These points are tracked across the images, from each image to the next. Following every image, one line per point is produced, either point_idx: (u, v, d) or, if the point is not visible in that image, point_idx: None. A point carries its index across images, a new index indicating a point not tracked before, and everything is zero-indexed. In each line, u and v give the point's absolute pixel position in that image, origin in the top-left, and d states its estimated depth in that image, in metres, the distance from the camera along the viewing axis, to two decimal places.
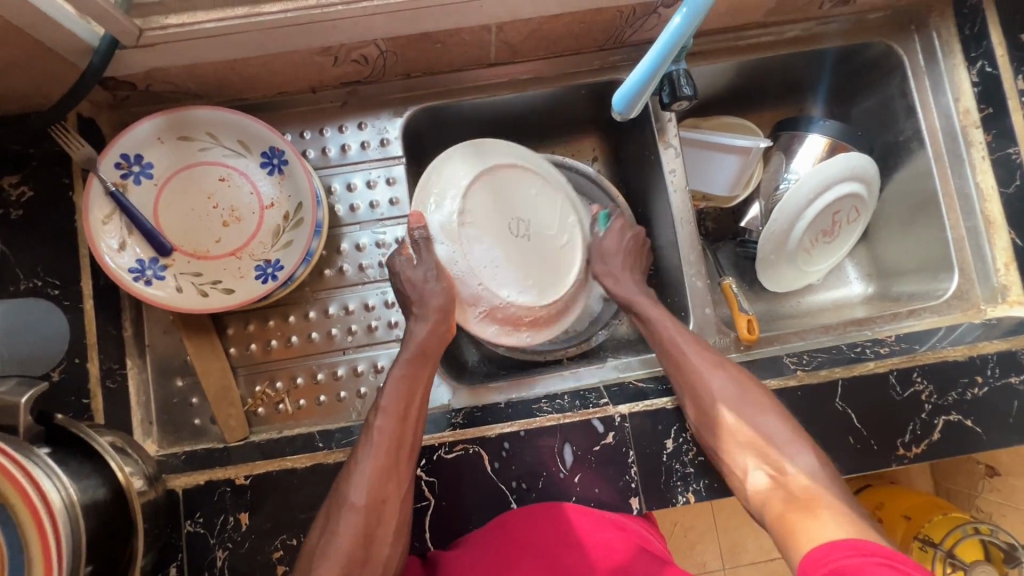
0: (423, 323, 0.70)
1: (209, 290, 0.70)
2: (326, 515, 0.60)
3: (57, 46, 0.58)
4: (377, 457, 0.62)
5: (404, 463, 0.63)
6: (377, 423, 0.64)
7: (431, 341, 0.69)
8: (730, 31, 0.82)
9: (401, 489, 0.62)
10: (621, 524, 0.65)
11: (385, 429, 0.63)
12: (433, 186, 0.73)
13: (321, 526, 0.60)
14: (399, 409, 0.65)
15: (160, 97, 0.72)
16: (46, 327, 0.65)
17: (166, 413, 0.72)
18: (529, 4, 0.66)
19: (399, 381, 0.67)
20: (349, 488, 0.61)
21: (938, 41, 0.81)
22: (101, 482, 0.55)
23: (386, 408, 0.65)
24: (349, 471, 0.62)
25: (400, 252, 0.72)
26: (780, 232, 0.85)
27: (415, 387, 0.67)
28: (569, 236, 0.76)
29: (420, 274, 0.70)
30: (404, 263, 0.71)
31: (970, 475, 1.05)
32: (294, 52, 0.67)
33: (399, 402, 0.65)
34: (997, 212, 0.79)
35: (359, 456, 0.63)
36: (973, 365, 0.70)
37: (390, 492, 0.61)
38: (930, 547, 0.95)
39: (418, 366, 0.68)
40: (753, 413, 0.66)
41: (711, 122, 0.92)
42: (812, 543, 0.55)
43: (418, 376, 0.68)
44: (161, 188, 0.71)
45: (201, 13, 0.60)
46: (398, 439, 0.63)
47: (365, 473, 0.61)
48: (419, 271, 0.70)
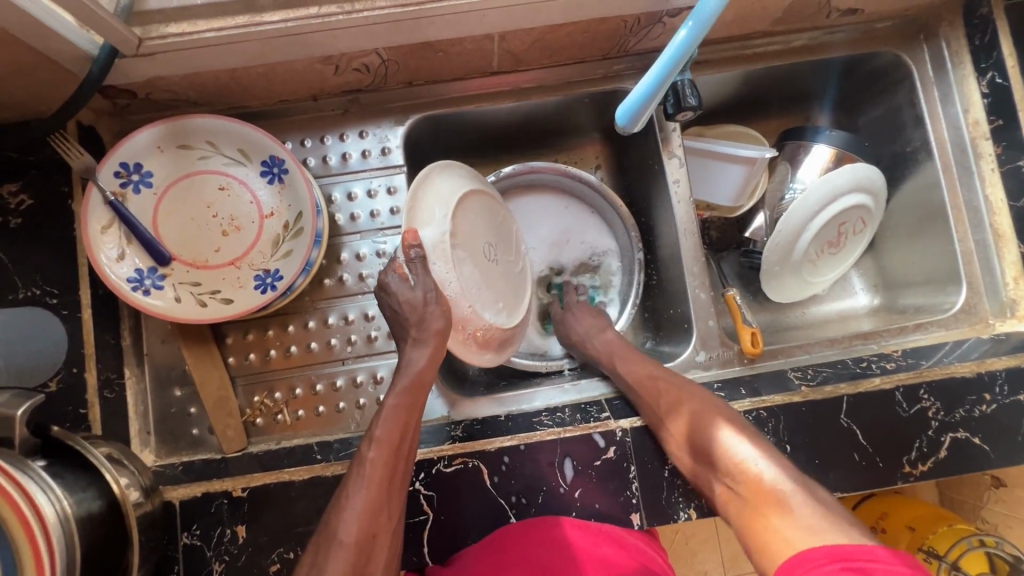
0: (420, 350, 0.64)
1: (208, 299, 0.70)
2: (315, 549, 0.57)
3: (55, 55, 0.57)
4: (370, 490, 0.58)
5: (396, 497, 0.60)
6: (370, 455, 0.60)
7: (427, 370, 0.64)
8: (736, 40, 0.81)
9: (392, 525, 0.59)
10: (618, 539, 0.64)
11: (378, 461, 0.60)
12: (422, 196, 0.65)
13: (309, 561, 0.57)
14: (393, 441, 0.62)
15: (161, 105, 0.72)
16: (43, 339, 0.65)
17: (163, 423, 0.71)
18: (532, 13, 0.65)
19: (393, 412, 0.63)
20: (340, 524, 0.57)
21: (948, 50, 0.80)
22: (96, 495, 0.55)
23: (379, 439, 0.62)
24: (340, 503, 0.58)
25: (394, 270, 0.65)
26: (785, 244, 0.84)
27: (410, 418, 0.64)
28: (523, 264, 0.75)
29: (417, 295, 0.63)
30: (400, 286, 0.64)
31: (976, 486, 1.03)
32: (295, 61, 0.67)
33: (394, 432, 0.62)
34: (1006, 225, 0.77)
35: (351, 488, 0.59)
36: (982, 381, 0.69)
37: (381, 527, 0.58)
38: (934, 559, 0.94)
39: (413, 396, 0.64)
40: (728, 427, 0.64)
41: (716, 131, 0.91)
42: (789, 550, 0.53)
43: (413, 407, 0.64)
44: (161, 197, 0.70)
45: (200, 22, 0.59)
46: (390, 473, 0.60)
47: (357, 507, 0.57)
48: (415, 292, 0.63)
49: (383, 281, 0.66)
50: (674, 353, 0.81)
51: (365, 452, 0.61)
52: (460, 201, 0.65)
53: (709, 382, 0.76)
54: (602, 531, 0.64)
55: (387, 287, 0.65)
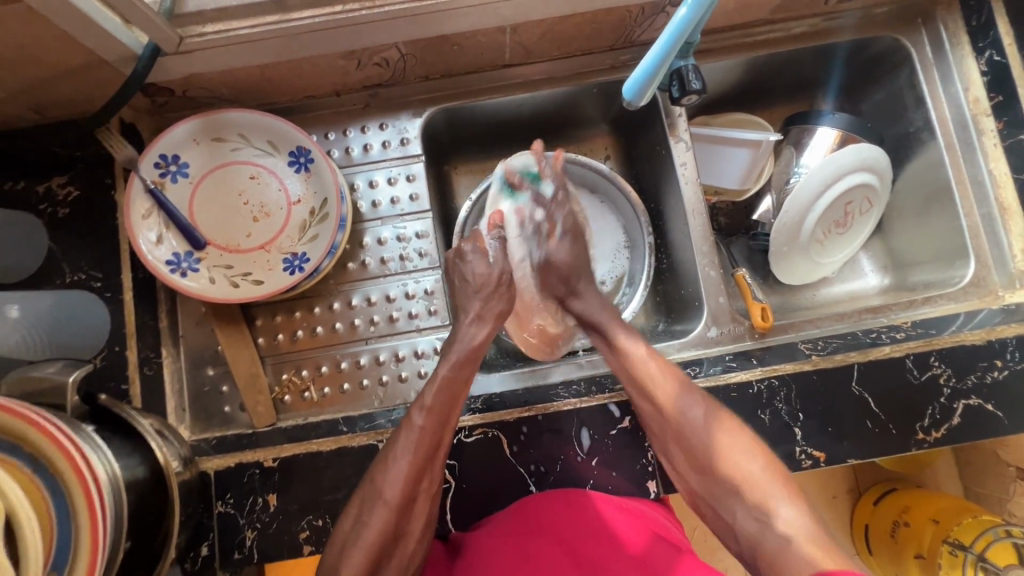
0: (479, 328, 0.72)
1: (240, 281, 0.74)
2: (361, 503, 0.62)
3: (105, 53, 0.62)
4: (416, 456, 0.62)
5: (438, 464, 0.64)
6: (419, 422, 0.64)
7: (480, 346, 0.71)
8: (737, 29, 0.84)
9: (432, 489, 0.63)
10: (640, 512, 0.65)
11: (425, 429, 0.64)
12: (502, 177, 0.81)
13: (353, 516, 0.61)
14: (443, 409, 0.65)
15: (196, 102, 0.77)
16: (91, 317, 0.69)
17: (198, 401, 0.75)
18: (541, 5, 0.70)
19: (443, 382, 0.67)
20: (385, 484, 0.61)
21: (946, 32, 0.83)
22: (140, 461, 0.58)
23: (429, 407, 0.65)
24: (385, 465, 0.62)
25: (473, 243, 0.76)
26: (791, 224, 0.86)
27: (458, 389, 0.67)
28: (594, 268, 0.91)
29: (491, 273, 0.75)
30: (477, 260, 0.75)
31: (1004, 480, 1.02)
32: (320, 56, 0.72)
33: (443, 403, 0.66)
34: (1011, 198, 0.79)
35: (396, 451, 0.63)
36: (992, 348, 0.71)
37: (421, 491, 0.62)
38: (960, 551, 0.94)
39: (464, 370, 0.69)
40: (726, 450, 0.62)
41: (721, 119, 0.94)
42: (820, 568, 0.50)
43: (461, 378, 0.68)
44: (196, 186, 0.75)
45: (235, 22, 0.65)
46: (436, 440, 0.64)
47: (403, 470, 0.61)
48: (492, 269, 0.75)
49: (461, 249, 0.76)
50: (686, 330, 0.83)
51: (413, 417, 0.65)
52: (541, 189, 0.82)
53: (721, 355, 0.77)
54: (624, 504, 0.66)
55: (463, 257, 0.76)
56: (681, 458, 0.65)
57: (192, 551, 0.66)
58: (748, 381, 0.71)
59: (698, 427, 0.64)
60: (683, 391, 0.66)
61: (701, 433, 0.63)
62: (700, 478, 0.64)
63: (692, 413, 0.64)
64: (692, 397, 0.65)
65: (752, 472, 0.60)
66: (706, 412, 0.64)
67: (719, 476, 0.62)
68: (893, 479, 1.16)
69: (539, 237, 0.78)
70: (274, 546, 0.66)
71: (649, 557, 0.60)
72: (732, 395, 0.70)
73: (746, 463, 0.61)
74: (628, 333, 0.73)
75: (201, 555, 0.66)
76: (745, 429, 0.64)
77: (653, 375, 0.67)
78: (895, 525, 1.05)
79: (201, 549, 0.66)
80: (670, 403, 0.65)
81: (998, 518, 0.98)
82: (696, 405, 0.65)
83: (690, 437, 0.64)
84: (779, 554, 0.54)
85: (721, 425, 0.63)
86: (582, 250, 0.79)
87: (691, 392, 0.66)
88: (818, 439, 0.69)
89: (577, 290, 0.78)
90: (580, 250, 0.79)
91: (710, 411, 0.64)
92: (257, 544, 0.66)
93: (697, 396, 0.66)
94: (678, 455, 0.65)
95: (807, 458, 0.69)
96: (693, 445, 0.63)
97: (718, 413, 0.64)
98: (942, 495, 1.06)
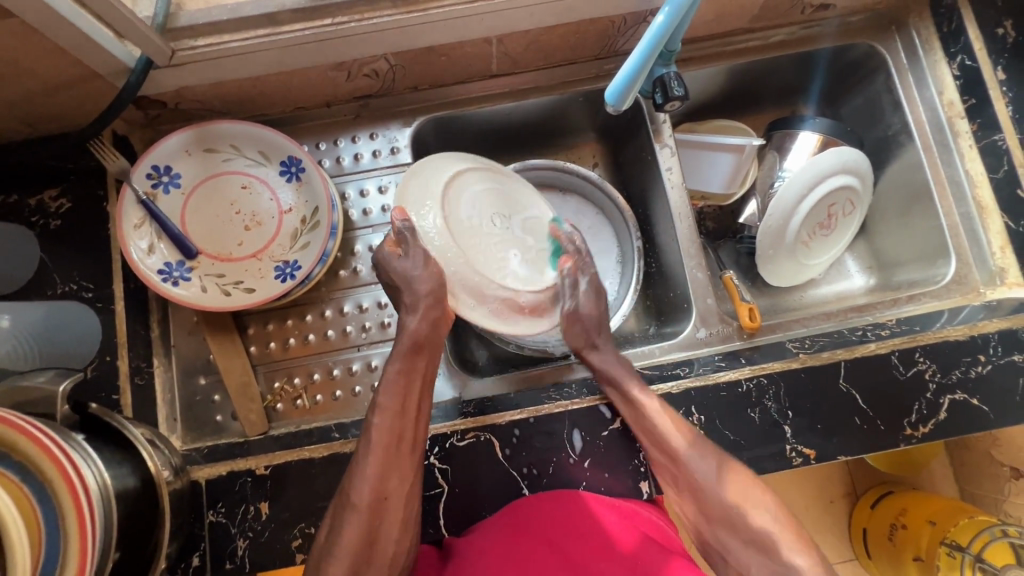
0: (415, 315, 0.68)
1: (231, 289, 0.75)
2: (333, 513, 0.61)
3: (98, 67, 0.63)
4: (377, 457, 0.62)
5: (404, 460, 0.63)
6: (377, 421, 0.64)
7: (426, 332, 0.68)
8: (717, 38, 0.87)
9: (403, 487, 0.63)
10: (631, 512, 0.67)
11: (383, 427, 0.63)
12: (421, 176, 0.68)
13: (327, 526, 0.61)
14: (399, 404, 0.65)
15: (190, 115, 0.78)
16: (80, 327, 0.68)
17: (190, 411, 0.75)
18: (526, 16, 0.72)
19: (396, 378, 0.66)
20: (352, 489, 0.61)
21: (918, 39, 0.86)
22: (130, 471, 0.58)
23: (384, 405, 0.65)
24: (353, 469, 0.62)
25: (386, 245, 0.70)
26: (775, 228, 0.87)
27: (412, 383, 0.67)
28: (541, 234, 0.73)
29: (411, 263, 0.67)
30: (393, 257, 0.68)
31: (998, 481, 1.03)
32: (312, 68, 0.73)
33: (398, 398, 0.65)
34: (988, 196, 0.81)
35: (360, 455, 0.63)
36: (975, 344, 0.72)
37: (392, 489, 0.62)
38: (957, 552, 0.94)
39: (416, 359, 0.68)
40: (741, 503, 0.62)
41: (706, 126, 0.96)
42: None
43: (417, 370, 0.68)
44: (188, 197, 0.76)
45: (227, 34, 0.66)
46: (397, 436, 0.63)
47: (368, 473, 0.61)
48: (410, 259, 0.67)
49: (382, 253, 0.70)
50: (675, 331, 0.84)
51: (371, 419, 0.64)
52: (448, 181, 0.68)
53: (711, 356, 0.78)
54: (616, 503, 0.67)
55: (382, 261, 0.69)
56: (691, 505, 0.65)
57: (182, 562, 0.65)
58: (737, 380, 0.71)
59: (710, 482, 0.63)
60: (688, 437, 0.65)
61: (711, 485, 0.63)
62: (706, 521, 0.64)
63: (705, 469, 0.63)
64: (704, 453, 0.64)
65: (765, 528, 0.60)
66: (718, 466, 0.63)
67: (732, 525, 0.62)
68: (891, 481, 1.15)
69: (574, 284, 0.72)
70: (267, 555, 0.66)
71: (640, 556, 0.61)
72: (722, 394, 0.71)
73: (759, 514, 0.61)
74: (641, 389, 0.69)
75: (192, 565, 0.65)
76: (755, 478, 0.63)
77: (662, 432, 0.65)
78: (892, 527, 1.05)
79: (192, 559, 0.65)
80: (684, 461, 0.64)
81: (994, 518, 0.98)
82: (708, 460, 0.64)
83: (705, 492, 0.63)
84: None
85: (732, 479, 0.63)
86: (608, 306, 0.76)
87: (702, 444, 0.65)
88: (808, 436, 0.70)
89: (598, 343, 0.74)
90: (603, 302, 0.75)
91: (723, 463, 0.64)
92: (249, 553, 0.66)
93: (710, 450, 0.65)
94: (690, 503, 0.65)
95: (799, 455, 0.69)
96: (705, 494, 0.63)
97: (727, 464, 0.64)
98: (940, 498, 1.06)
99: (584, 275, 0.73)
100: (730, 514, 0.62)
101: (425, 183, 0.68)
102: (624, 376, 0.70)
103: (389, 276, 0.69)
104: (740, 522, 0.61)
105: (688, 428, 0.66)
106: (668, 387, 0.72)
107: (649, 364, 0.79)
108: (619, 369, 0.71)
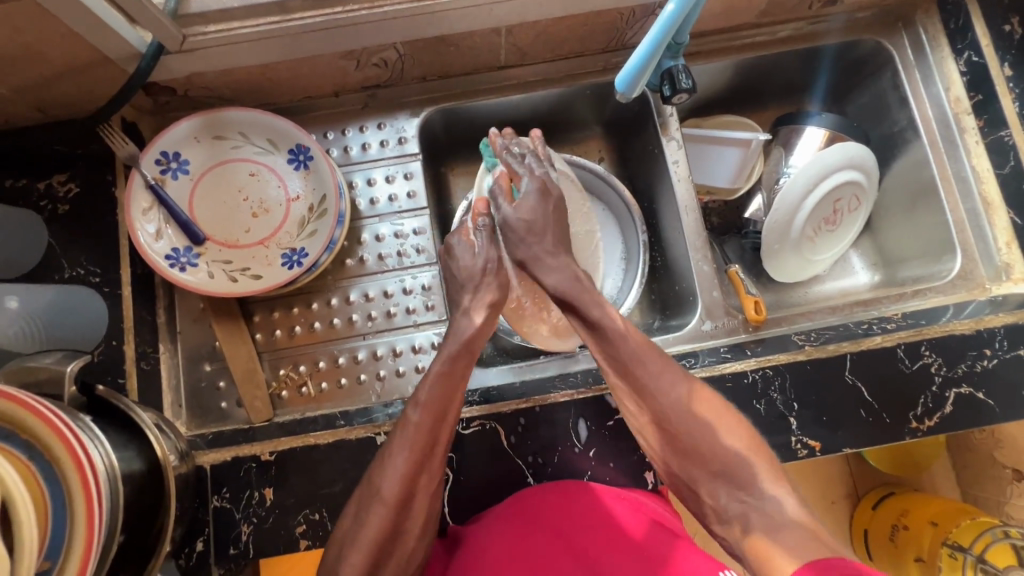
0: (470, 319, 0.71)
1: (239, 276, 0.75)
2: (358, 505, 0.61)
3: (110, 51, 0.63)
4: (413, 453, 0.61)
5: (435, 460, 0.63)
6: (415, 418, 0.63)
7: (475, 338, 0.70)
8: (725, 32, 0.87)
9: (429, 487, 0.63)
10: (640, 503, 0.65)
11: (422, 426, 0.63)
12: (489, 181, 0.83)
13: (351, 516, 0.61)
14: (439, 404, 0.64)
15: (198, 102, 0.79)
16: (88, 311, 0.68)
17: (194, 397, 0.75)
18: (536, 6, 0.72)
19: (439, 378, 0.66)
20: (382, 483, 0.60)
21: (925, 35, 0.86)
22: (137, 454, 0.57)
23: (424, 404, 0.64)
24: (384, 462, 0.62)
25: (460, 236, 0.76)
26: (782, 222, 0.87)
27: (455, 385, 0.66)
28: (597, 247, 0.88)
29: (477, 263, 0.74)
30: (464, 250, 0.75)
31: (1001, 483, 1.02)
32: (321, 56, 0.73)
33: (439, 398, 0.65)
34: (994, 193, 0.81)
35: (394, 450, 0.62)
36: (981, 338, 0.72)
37: (419, 489, 0.62)
38: (959, 552, 0.94)
39: (459, 363, 0.68)
40: (711, 432, 0.61)
41: (712, 121, 0.96)
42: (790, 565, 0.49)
43: (457, 373, 0.67)
44: (196, 183, 0.77)
45: (238, 21, 0.67)
46: (433, 437, 0.63)
47: (401, 467, 0.60)
48: (478, 259, 0.74)
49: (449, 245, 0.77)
50: (681, 324, 0.83)
51: (410, 416, 0.64)
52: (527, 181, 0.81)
53: (716, 347, 0.78)
54: (624, 495, 0.66)
55: (452, 252, 0.76)
56: (657, 436, 0.64)
57: (186, 547, 0.65)
58: (743, 371, 0.71)
59: (681, 408, 0.62)
60: (652, 356, 0.65)
61: (682, 409, 0.62)
62: (679, 462, 0.62)
63: (672, 390, 0.63)
64: (674, 377, 0.64)
65: None
66: (689, 390, 0.63)
67: (703, 459, 0.61)
68: (892, 482, 1.15)
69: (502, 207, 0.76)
70: (271, 540, 0.66)
71: (649, 547, 0.60)
72: (728, 384, 0.71)
73: (727, 439, 0.60)
74: (607, 312, 0.68)
75: (196, 551, 0.65)
76: (729, 410, 0.63)
77: (631, 350, 0.65)
78: (894, 528, 1.05)
79: (196, 545, 0.65)
80: (651, 386, 0.63)
81: (996, 519, 0.98)
82: (676, 382, 0.63)
83: (671, 418, 0.62)
84: (768, 540, 0.53)
85: (705, 405, 0.62)
86: (550, 212, 0.75)
87: (673, 370, 0.64)
88: (813, 428, 0.70)
89: (539, 254, 0.73)
90: (547, 209, 0.74)
91: (693, 389, 0.63)
92: (253, 538, 0.66)
93: (680, 374, 0.64)
94: (657, 435, 0.64)
95: (804, 447, 0.69)
96: (674, 425, 0.62)
97: (700, 389, 0.64)
98: (941, 499, 1.06)
99: (521, 182, 0.76)
100: (693, 440, 0.61)
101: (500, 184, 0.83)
102: (578, 298, 0.69)
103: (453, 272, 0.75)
104: (707, 450, 0.61)
105: (656, 351, 0.66)
106: None
107: None
108: (573, 288, 0.70)
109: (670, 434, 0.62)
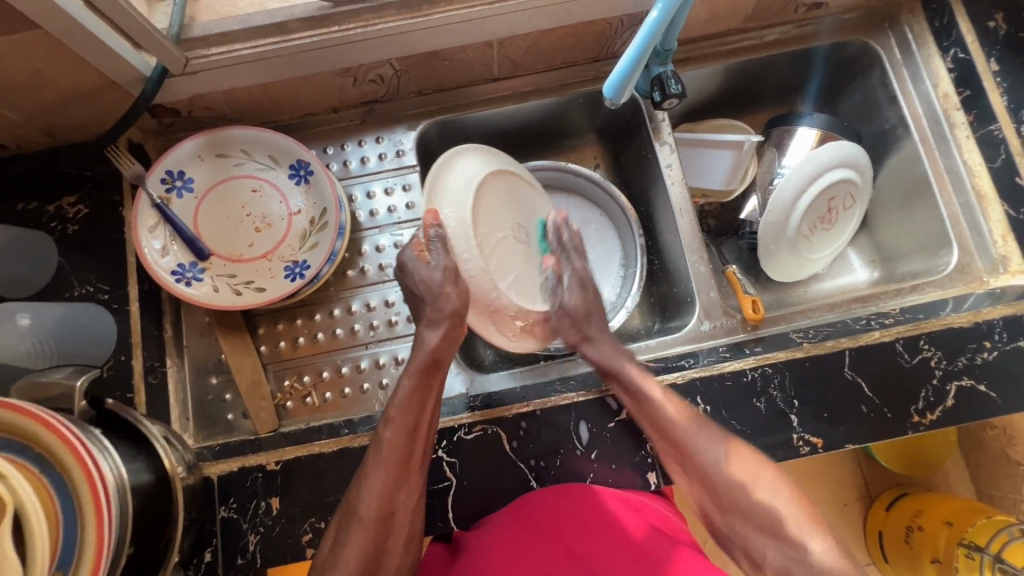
0: (433, 330, 0.70)
1: (243, 289, 0.77)
2: (339, 525, 0.62)
3: (116, 74, 0.66)
4: (388, 471, 0.62)
5: (413, 476, 0.64)
6: (388, 434, 0.64)
7: (441, 350, 0.70)
8: (713, 38, 0.89)
9: (410, 500, 0.64)
10: (638, 505, 0.67)
11: (395, 443, 0.63)
12: (445, 175, 0.74)
13: (334, 536, 0.62)
14: (409, 419, 0.65)
15: (201, 122, 0.81)
16: (96, 328, 0.70)
17: (202, 410, 0.76)
18: (526, 19, 0.74)
19: (410, 393, 0.67)
20: (359, 501, 0.61)
21: (911, 35, 0.88)
22: (146, 466, 0.58)
23: (394, 420, 0.65)
24: (360, 481, 0.62)
25: (412, 247, 0.73)
26: (776, 223, 0.88)
27: (425, 398, 0.67)
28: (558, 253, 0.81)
29: (435, 275, 0.70)
30: (418, 264, 0.72)
31: (1014, 480, 1.01)
32: (319, 74, 0.76)
33: (409, 413, 0.65)
34: (987, 186, 0.81)
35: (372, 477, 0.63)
36: (980, 331, 0.72)
37: (399, 504, 0.62)
38: (976, 553, 0.92)
39: (427, 377, 0.68)
40: (758, 488, 0.62)
41: (705, 125, 0.98)
42: None
43: (428, 386, 0.68)
44: (200, 200, 0.79)
45: (238, 42, 0.69)
46: (406, 454, 0.63)
47: (376, 487, 0.61)
48: (434, 271, 0.70)
49: (403, 259, 0.74)
50: (679, 325, 0.84)
51: (382, 432, 0.64)
52: (482, 178, 0.74)
53: (715, 348, 0.79)
54: (625, 497, 0.67)
55: (407, 266, 0.73)
56: (702, 492, 0.66)
57: (194, 558, 0.66)
58: (742, 369, 0.72)
59: (719, 467, 0.63)
60: (690, 419, 0.66)
61: (722, 468, 0.63)
62: (723, 514, 0.65)
63: (712, 452, 0.64)
64: (710, 435, 0.65)
65: None
66: (726, 449, 0.64)
67: (748, 513, 0.62)
68: (905, 483, 1.14)
69: (557, 280, 0.78)
70: (278, 550, 0.66)
71: (648, 547, 0.61)
72: (727, 382, 0.71)
73: (764, 493, 0.62)
74: (644, 374, 0.70)
75: (204, 561, 0.66)
76: (763, 459, 0.64)
77: (671, 415, 0.66)
78: (908, 530, 1.03)
79: (204, 555, 0.66)
80: (694, 447, 0.64)
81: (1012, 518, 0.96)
82: (715, 443, 0.64)
83: (713, 477, 0.64)
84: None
85: (742, 458, 0.64)
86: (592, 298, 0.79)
87: (710, 427, 0.65)
88: (814, 425, 0.70)
89: (589, 335, 0.77)
90: (593, 300, 0.79)
91: (729, 445, 0.64)
92: (260, 547, 0.66)
93: (714, 428, 0.66)
94: (701, 491, 0.66)
95: (805, 444, 0.69)
96: (713, 481, 0.64)
97: (735, 444, 0.64)
98: (954, 499, 1.05)
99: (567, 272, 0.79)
100: (737, 486, 0.63)
101: (454, 183, 0.73)
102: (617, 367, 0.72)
103: (413, 287, 0.72)
104: (752, 499, 0.62)
105: (689, 408, 0.67)
106: (674, 377, 0.72)
107: (655, 357, 0.79)
108: (616, 359, 0.73)
109: (706, 478, 0.64)
